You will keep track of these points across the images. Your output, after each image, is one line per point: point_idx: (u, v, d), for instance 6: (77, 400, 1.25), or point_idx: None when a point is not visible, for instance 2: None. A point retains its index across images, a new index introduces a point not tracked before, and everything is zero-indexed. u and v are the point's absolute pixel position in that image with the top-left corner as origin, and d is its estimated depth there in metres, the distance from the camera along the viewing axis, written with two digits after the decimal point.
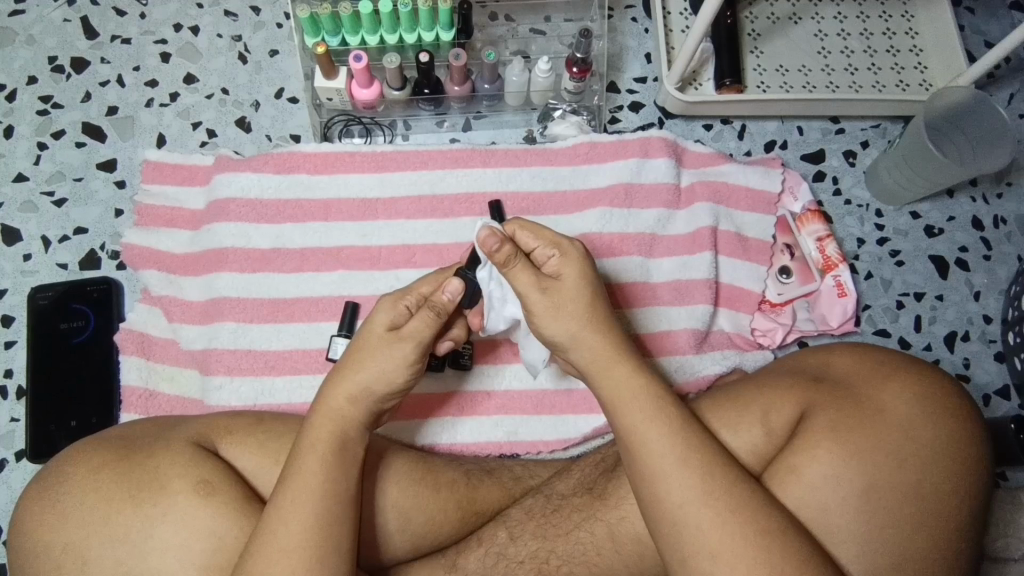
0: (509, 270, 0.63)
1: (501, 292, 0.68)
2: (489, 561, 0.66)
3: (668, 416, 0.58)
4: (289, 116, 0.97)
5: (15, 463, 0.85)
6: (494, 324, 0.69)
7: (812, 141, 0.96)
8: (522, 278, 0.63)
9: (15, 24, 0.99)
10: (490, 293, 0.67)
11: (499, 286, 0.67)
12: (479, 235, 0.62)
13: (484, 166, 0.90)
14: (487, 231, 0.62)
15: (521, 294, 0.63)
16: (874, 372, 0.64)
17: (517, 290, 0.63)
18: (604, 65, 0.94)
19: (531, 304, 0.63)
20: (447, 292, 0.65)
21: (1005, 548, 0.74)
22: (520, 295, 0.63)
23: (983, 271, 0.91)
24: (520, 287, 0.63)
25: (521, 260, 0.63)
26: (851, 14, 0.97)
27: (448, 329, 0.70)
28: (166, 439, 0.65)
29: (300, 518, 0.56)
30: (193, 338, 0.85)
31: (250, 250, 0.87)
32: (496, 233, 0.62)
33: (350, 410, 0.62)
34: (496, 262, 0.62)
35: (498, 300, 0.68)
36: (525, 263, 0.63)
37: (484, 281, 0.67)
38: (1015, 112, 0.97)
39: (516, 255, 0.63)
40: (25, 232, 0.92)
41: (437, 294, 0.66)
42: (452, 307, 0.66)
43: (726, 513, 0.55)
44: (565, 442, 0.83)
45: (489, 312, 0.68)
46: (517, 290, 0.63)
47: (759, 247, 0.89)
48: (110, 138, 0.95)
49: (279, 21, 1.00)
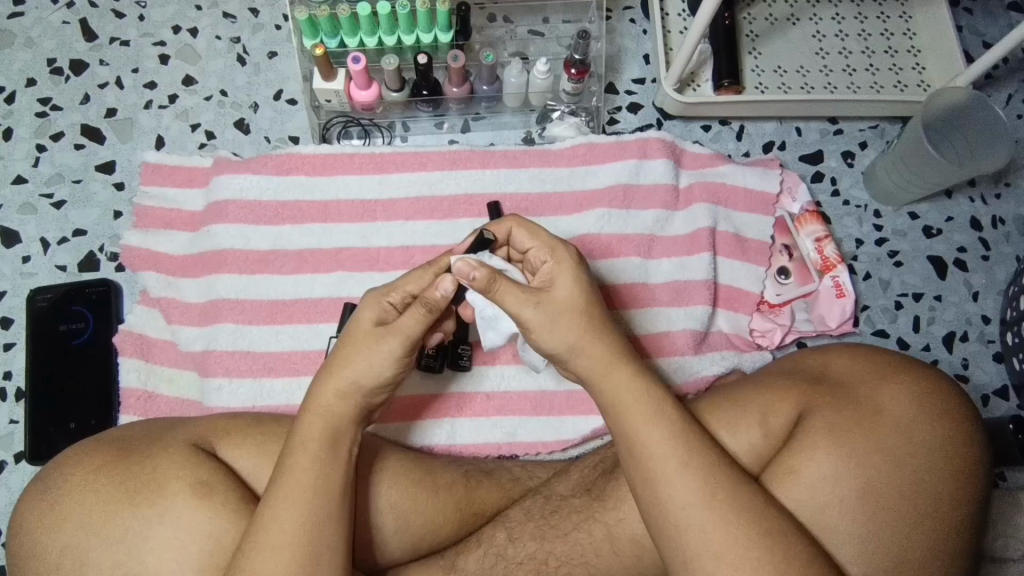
0: (495, 292, 0.62)
1: (493, 307, 0.68)
2: (488, 562, 0.66)
3: (669, 417, 0.58)
4: (288, 118, 0.97)
5: (15, 465, 0.84)
6: (493, 341, 0.70)
7: (811, 142, 0.96)
8: (511, 299, 0.62)
9: (14, 27, 0.99)
10: (483, 310, 0.68)
11: (490, 305, 0.67)
12: (455, 266, 0.61)
13: (483, 167, 0.90)
14: (461, 262, 0.61)
15: (514, 313, 0.62)
16: (872, 372, 0.64)
17: (508, 310, 0.63)
18: (602, 66, 0.94)
19: (525, 321, 0.62)
20: (441, 288, 0.63)
21: (1005, 548, 0.74)
22: (513, 314, 0.63)
23: (982, 271, 0.91)
24: (511, 307, 0.62)
25: (503, 280, 0.62)
26: (849, 15, 0.97)
27: (439, 322, 0.70)
28: (165, 440, 0.65)
29: (293, 517, 0.57)
30: (192, 340, 0.86)
31: (249, 252, 0.87)
32: (470, 262, 0.61)
33: (340, 406, 0.62)
34: (479, 289, 0.62)
35: (491, 317, 0.68)
36: (509, 283, 0.62)
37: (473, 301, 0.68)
38: (1013, 112, 0.97)
39: (497, 275, 0.62)
40: (24, 234, 0.92)
41: (431, 291, 0.63)
42: (446, 303, 0.64)
43: (729, 514, 0.55)
44: (565, 442, 0.83)
45: (485, 331, 0.69)
46: (508, 310, 0.63)
47: (757, 248, 0.89)
48: (110, 140, 0.95)
49: (278, 23, 1.01)
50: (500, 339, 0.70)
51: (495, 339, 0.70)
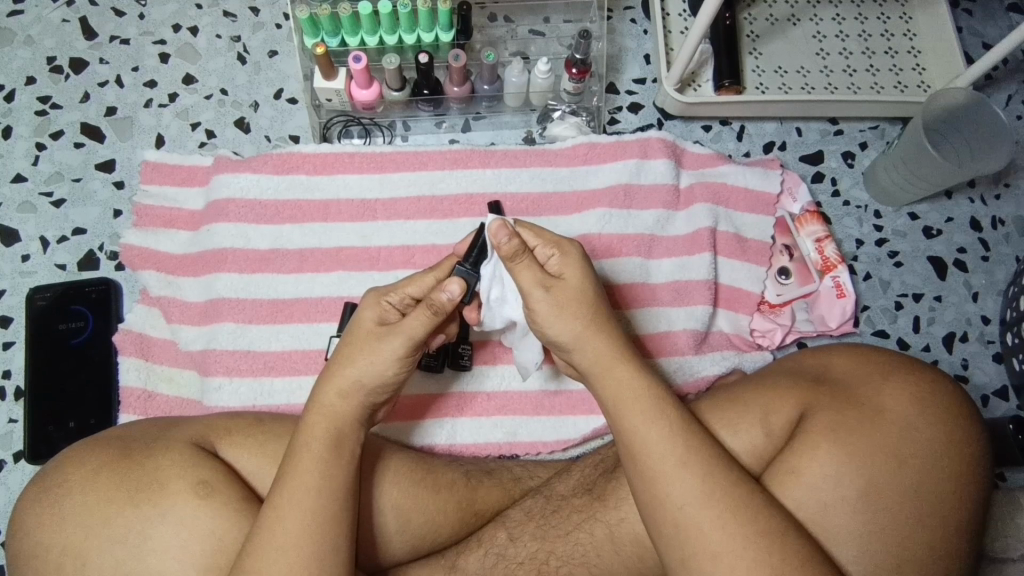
0: (515, 264, 0.63)
1: (500, 291, 0.68)
2: (489, 562, 0.66)
3: (668, 417, 0.58)
4: (289, 117, 0.96)
5: (14, 464, 0.84)
6: (490, 322, 0.70)
7: (811, 143, 0.96)
8: (526, 275, 0.63)
9: (14, 25, 0.99)
10: (489, 293, 0.68)
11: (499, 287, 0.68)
12: (490, 226, 0.63)
13: (484, 167, 0.90)
14: (498, 223, 0.63)
15: (524, 291, 0.63)
16: (874, 372, 0.64)
17: (521, 286, 0.63)
18: (603, 66, 0.94)
19: (534, 303, 0.63)
20: (447, 291, 0.63)
21: (1005, 549, 0.74)
22: (523, 291, 0.63)
23: (982, 272, 0.91)
24: (524, 284, 0.63)
25: (520, 263, 0.63)
26: (850, 16, 0.97)
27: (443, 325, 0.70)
28: (166, 439, 0.65)
29: (296, 518, 0.57)
30: (193, 339, 0.85)
31: (249, 251, 0.87)
32: (506, 226, 0.63)
33: (342, 405, 0.62)
34: (503, 255, 0.63)
35: (497, 300, 0.69)
36: (530, 261, 0.64)
37: (488, 277, 0.67)
38: (1013, 113, 0.98)
39: (524, 250, 0.63)
40: (23, 233, 0.92)
41: (436, 293, 0.63)
42: (451, 307, 0.63)
43: (727, 514, 0.55)
44: (565, 442, 0.83)
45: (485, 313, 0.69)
46: (520, 286, 0.63)
47: (757, 248, 0.89)
48: (110, 138, 0.95)
49: (278, 22, 1.00)
50: (498, 322, 0.70)
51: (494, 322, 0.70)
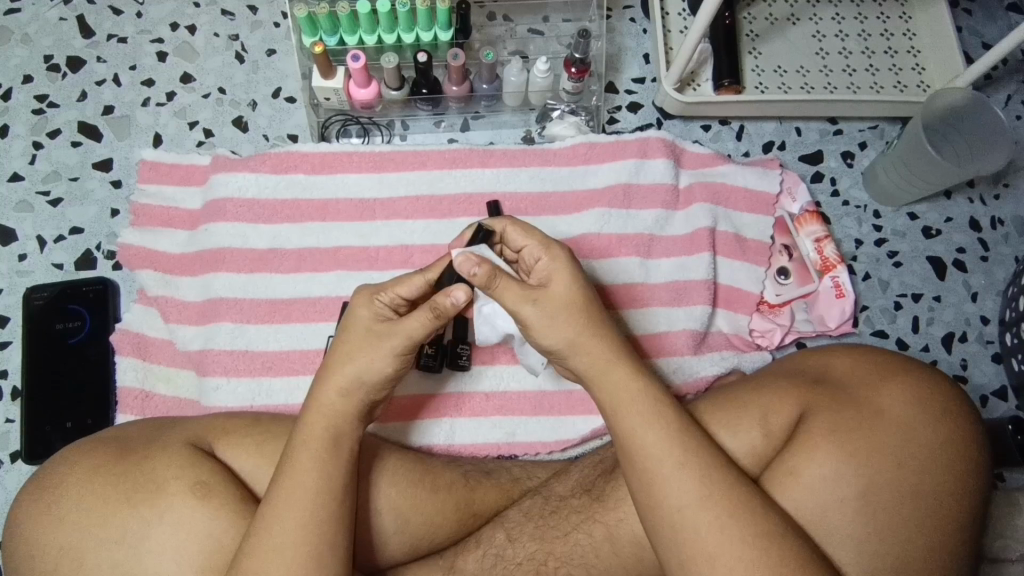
0: (493, 288, 0.62)
1: (492, 307, 0.69)
2: (488, 562, 0.66)
3: (665, 418, 0.58)
4: (287, 116, 0.96)
5: (10, 464, 0.84)
6: (487, 336, 0.71)
7: (810, 142, 0.96)
8: (509, 295, 0.62)
9: (11, 23, 0.99)
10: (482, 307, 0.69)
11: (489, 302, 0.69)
12: (456, 260, 0.61)
13: (483, 166, 0.90)
14: (463, 255, 0.61)
15: (513, 309, 0.63)
16: (873, 373, 0.64)
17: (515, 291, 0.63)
18: (602, 65, 0.94)
19: (524, 317, 0.62)
20: (453, 297, 0.62)
21: (1003, 549, 0.74)
22: (511, 310, 0.63)
23: (981, 272, 0.91)
24: (510, 304, 0.62)
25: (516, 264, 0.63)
26: (849, 15, 0.97)
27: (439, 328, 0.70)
28: (162, 440, 0.65)
29: (294, 518, 0.56)
30: (190, 339, 0.85)
31: (247, 250, 0.86)
32: (473, 257, 0.61)
33: (341, 404, 0.62)
34: (478, 284, 0.61)
35: (489, 313, 0.69)
36: (508, 280, 0.62)
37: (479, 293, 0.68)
38: (1012, 113, 0.98)
39: (497, 273, 0.62)
40: (20, 233, 0.91)
41: (440, 296, 0.62)
42: (455, 311, 0.63)
43: (725, 515, 0.54)
44: (564, 443, 0.82)
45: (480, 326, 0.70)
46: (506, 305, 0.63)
47: (756, 248, 0.89)
48: (107, 137, 0.95)
49: (276, 21, 1.00)
50: (495, 335, 0.71)
51: (489, 335, 0.71)
